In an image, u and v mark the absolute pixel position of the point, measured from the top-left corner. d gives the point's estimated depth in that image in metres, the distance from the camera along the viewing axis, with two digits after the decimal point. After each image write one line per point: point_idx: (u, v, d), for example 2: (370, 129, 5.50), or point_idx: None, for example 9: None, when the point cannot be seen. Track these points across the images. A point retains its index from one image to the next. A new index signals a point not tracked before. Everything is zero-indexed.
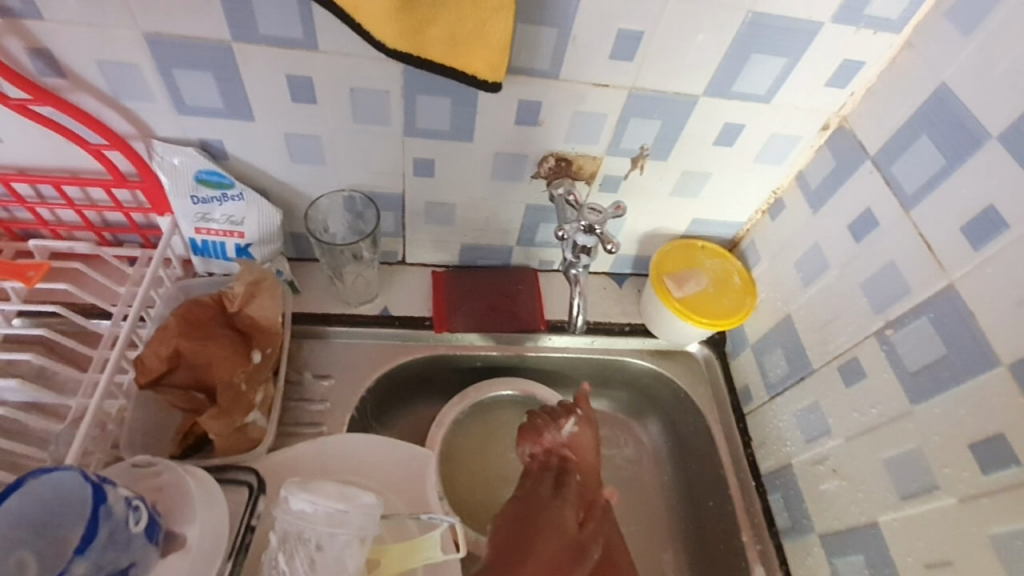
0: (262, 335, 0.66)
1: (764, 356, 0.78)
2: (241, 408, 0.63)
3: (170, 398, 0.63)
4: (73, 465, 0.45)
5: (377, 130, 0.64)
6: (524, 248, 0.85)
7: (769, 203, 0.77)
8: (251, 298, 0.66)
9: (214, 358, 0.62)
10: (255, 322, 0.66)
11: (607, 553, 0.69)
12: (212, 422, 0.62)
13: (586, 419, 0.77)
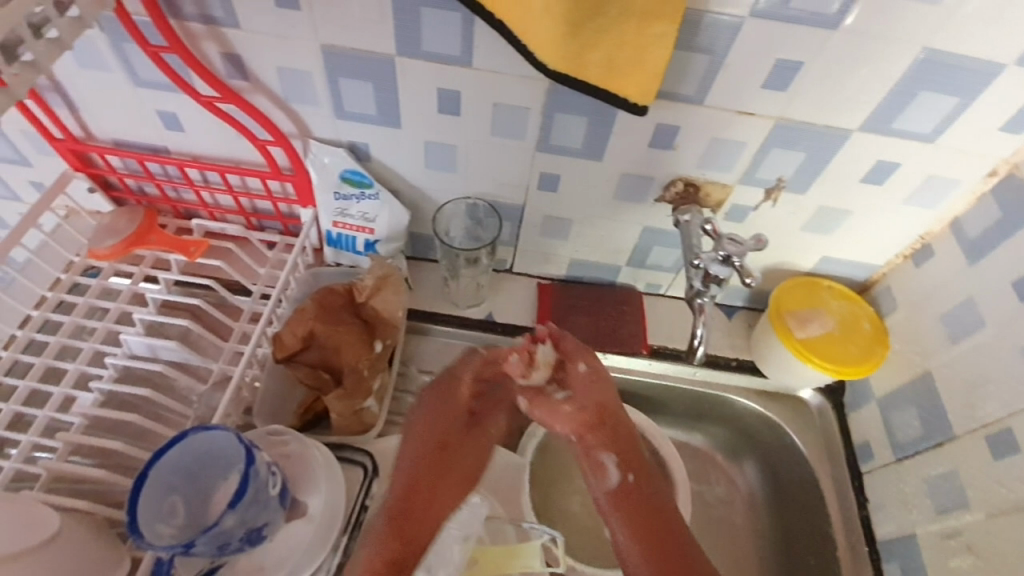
0: (386, 328, 0.71)
1: (892, 413, 0.72)
2: (361, 392, 0.68)
3: (299, 375, 0.67)
4: (224, 425, 0.52)
5: (511, 143, 0.66)
6: (634, 269, 0.84)
7: (913, 248, 0.71)
8: (377, 291, 0.71)
9: (343, 343, 0.68)
10: (380, 315, 0.71)
11: (635, 486, 0.56)
12: (335, 402, 0.67)
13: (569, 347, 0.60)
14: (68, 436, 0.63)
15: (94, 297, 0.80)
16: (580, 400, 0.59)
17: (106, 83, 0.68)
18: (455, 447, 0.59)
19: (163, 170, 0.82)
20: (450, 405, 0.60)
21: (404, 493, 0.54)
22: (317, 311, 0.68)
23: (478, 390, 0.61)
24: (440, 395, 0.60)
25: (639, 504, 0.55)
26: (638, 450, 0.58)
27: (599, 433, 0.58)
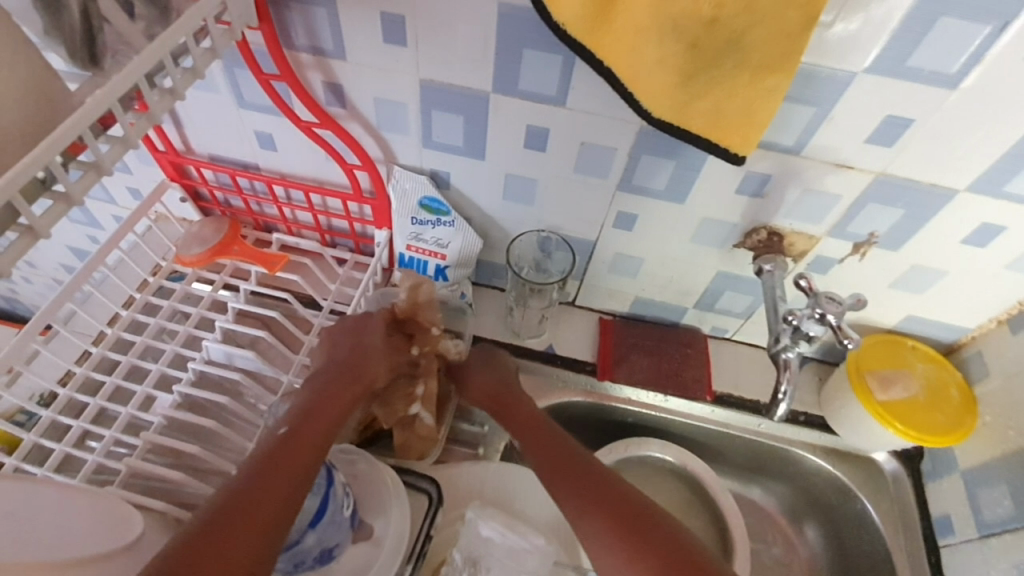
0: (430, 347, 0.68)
1: (978, 489, 0.67)
2: (401, 399, 0.68)
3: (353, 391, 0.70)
4: None
5: (593, 181, 0.67)
6: (701, 311, 0.82)
7: (1010, 314, 0.67)
8: (416, 308, 0.67)
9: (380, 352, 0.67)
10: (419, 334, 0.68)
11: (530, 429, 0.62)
12: (383, 412, 0.68)
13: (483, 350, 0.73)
14: (149, 436, 0.65)
15: (177, 300, 0.83)
16: (484, 376, 0.70)
17: (213, 103, 0.73)
18: (347, 361, 0.61)
19: (252, 185, 0.86)
20: (346, 327, 0.65)
21: (307, 401, 0.56)
22: (343, 325, 0.65)
23: (358, 321, 0.65)
24: (353, 328, 0.65)
25: (537, 431, 0.62)
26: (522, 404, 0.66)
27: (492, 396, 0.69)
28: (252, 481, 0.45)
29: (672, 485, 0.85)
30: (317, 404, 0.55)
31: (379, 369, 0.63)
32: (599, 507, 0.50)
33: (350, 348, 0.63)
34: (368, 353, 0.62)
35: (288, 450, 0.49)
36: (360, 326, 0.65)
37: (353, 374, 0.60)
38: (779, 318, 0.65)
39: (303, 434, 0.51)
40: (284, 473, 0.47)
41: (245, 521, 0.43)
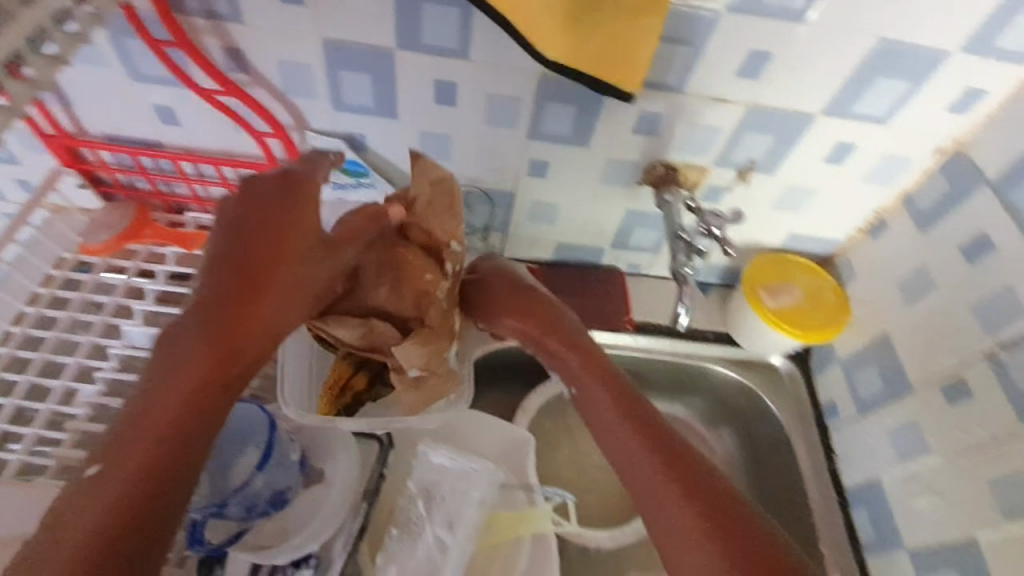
0: (439, 258, 0.62)
1: (855, 374, 0.76)
2: (419, 319, 0.60)
3: (339, 329, 0.58)
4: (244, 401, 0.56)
5: (505, 132, 0.70)
6: (616, 251, 0.89)
7: (870, 223, 0.76)
8: (429, 203, 0.61)
9: (376, 260, 0.59)
10: (426, 241, 0.62)
11: (614, 393, 0.57)
12: (400, 349, 0.58)
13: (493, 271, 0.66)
14: (77, 427, 0.67)
15: (88, 292, 0.80)
16: (514, 305, 0.63)
17: (103, 77, 0.69)
18: (248, 277, 0.47)
19: (156, 164, 0.82)
20: (267, 193, 0.50)
21: (185, 355, 0.45)
22: (267, 191, 0.50)
23: (287, 185, 0.51)
24: (287, 198, 0.50)
25: (620, 399, 0.57)
26: (593, 360, 0.60)
27: (548, 343, 0.61)
28: (109, 474, 0.42)
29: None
30: (207, 328, 0.45)
31: (282, 278, 0.49)
32: (698, 509, 0.49)
33: (245, 239, 0.48)
34: (298, 241, 0.50)
35: (150, 430, 0.43)
36: (272, 203, 0.50)
37: (272, 273, 0.48)
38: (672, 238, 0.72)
39: (169, 411, 0.43)
40: (141, 464, 0.42)
41: (95, 515, 0.40)
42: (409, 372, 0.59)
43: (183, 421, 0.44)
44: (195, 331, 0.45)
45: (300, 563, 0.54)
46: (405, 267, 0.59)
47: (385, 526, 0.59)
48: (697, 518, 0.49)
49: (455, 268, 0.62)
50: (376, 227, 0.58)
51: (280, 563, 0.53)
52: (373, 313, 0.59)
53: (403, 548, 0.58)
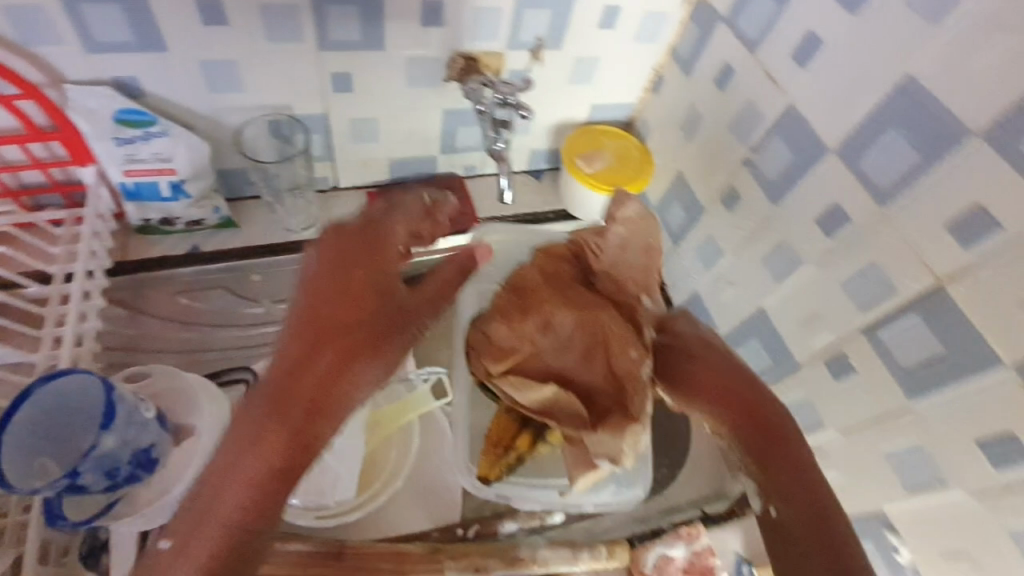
0: (636, 301, 0.62)
1: (666, 212, 0.87)
2: (603, 371, 0.58)
3: (535, 395, 0.58)
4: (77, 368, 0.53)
5: (292, 47, 0.68)
6: (448, 155, 0.92)
7: (652, 80, 0.87)
8: (616, 256, 0.64)
9: (527, 309, 0.60)
10: (620, 282, 0.63)
11: (719, 386, 0.54)
12: (564, 422, 0.56)
13: (648, 313, 0.61)
14: None
15: None
16: (614, 334, 0.58)
17: None
18: (403, 314, 0.51)
19: None
20: (342, 244, 0.52)
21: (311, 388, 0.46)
22: (337, 248, 0.51)
23: (377, 242, 0.52)
24: (359, 254, 0.51)
25: (718, 374, 0.55)
26: (722, 378, 0.54)
27: (632, 347, 0.57)
28: (212, 507, 0.43)
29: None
30: (337, 379, 0.47)
31: (403, 320, 0.50)
32: (757, 450, 0.52)
33: (365, 308, 0.49)
34: (386, 269, 0.51)
35: (258, 469, 0.44)
36: (347, 258, 0.51)
37: (361, 330, 0.48)
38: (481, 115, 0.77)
39: (301, 444, 0.45)
40: (245, 514, 0.43)
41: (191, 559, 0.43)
42: (598, 463, 0.55)
43: (272, 471, 0.44)
44: (301, 380, 0.46)
45: None
46: (547, 305, 0.60)
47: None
48: (774, 489, 0.51)
49: (653, 332, 0.59)
50: (461, 274, 0.56)
51: (169, 519, 0.55)
52: (552, 375, 0.59)
53: None
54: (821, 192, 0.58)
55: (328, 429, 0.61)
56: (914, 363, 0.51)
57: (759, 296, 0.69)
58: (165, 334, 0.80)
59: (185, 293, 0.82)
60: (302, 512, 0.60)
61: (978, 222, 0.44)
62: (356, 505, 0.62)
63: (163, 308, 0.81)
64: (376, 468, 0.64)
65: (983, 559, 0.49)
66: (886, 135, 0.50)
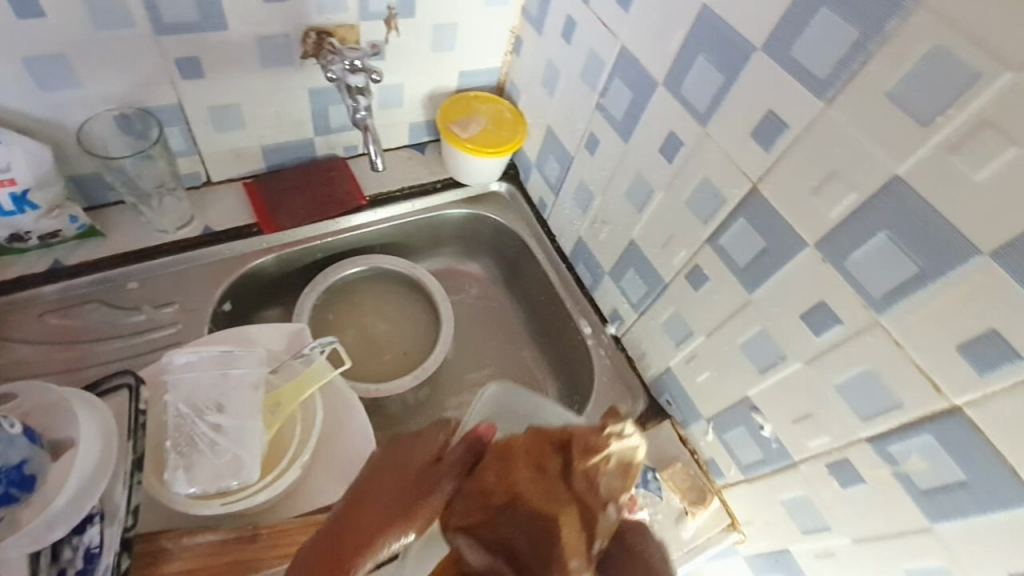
0: (603, 502, 0.34)
1: (544, 167, 0.92)
2: None
3: None
4: None
5: (127, 34, 0.66)
6: (324, 137, 0.91)
7: (512, 43, 0.90)
8: (595, 453, 0.36)
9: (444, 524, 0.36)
10: (595, 442, 0.37)
11: None
12: None
13: (615, 492, 0.36)
14: None
15: None
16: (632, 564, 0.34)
17: None
18: (412, 499, 0.37)
19: None
20: (380, 445, 0.42)
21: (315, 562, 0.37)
22: (377, 445, 0.43)
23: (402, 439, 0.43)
24: (393, 438, 0.43)
25: None
26: None
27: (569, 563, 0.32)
28: None
29: (393, 288, 0.99)
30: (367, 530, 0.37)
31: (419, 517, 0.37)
32: None
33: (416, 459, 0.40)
34: (416, 480, 0.38)
35: None
36: (382, 448, 0.42)
37: (369, 538, 0.37)
38: (336, 83, 0.77)
39: None
40: None
41: None
42: None
43: None
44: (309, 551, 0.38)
45: (84, 526, 0.52)
46: (495, 487, 0.35)
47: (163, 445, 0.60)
48: None
49: (615, 509, 0.35)
50: (472, 464, 0.38)
51: (60, 536, 0.50)
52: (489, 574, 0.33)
53: (192, 457, 0.56)
54: (658, 121, 0.65)
55: (223, 413, 0.58)
56: (746, 259, 0.59)
57: (628, 229, 0.76)
58: (40, 357, 0.74)
59: (53, 312, 0.76)
60: (203, 500, 0.57)
61: (771, 124, 0.52)
62: (262, 485, 0.60)
63: (32, 332, 0.75)
64: (280, 450, 0.63)
65: (821, 415, 0.57)
66: (697, 61, 0.58)
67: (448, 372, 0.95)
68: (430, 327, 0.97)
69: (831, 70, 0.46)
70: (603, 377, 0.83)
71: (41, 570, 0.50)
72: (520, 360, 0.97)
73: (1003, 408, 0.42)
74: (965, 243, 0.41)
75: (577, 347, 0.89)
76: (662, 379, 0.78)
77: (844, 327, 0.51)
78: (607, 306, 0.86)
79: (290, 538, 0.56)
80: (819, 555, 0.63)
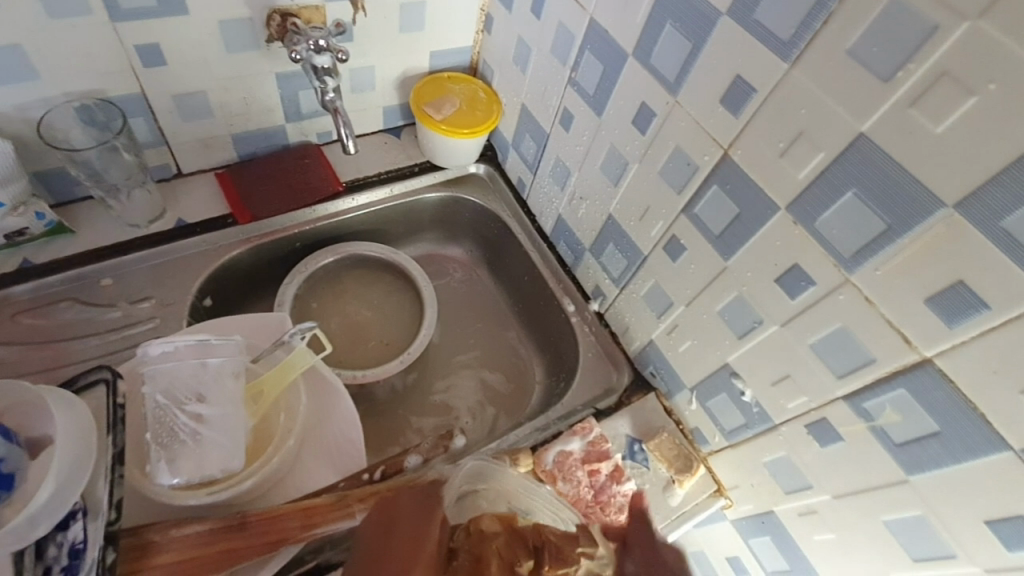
0: None
1: (520, 146, 0.91)
2: None
3: None
4: None
5: (81, 22, 0.64)
6: (296, 124, 0.89)
7: (482, 21, 0.89)
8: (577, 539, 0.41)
9: None
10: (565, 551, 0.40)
11: None
12: None
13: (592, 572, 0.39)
14: None
15: None
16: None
17: None
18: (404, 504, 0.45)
19: None
20: (405, 504, 0.45)
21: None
22: (404, 502, 0.45)
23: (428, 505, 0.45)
24: (420, 503, 0.44)
25: None
26: None
27: None
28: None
29: (376, 274, 0.98)
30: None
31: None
32: None
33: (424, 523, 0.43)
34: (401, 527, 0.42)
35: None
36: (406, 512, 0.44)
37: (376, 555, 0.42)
38: (301, 64, 0.75)
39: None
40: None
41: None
42: None
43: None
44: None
45: (67, 522, 0.51)
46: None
47: (144, 438, 0.60)
48: None
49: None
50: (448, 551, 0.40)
51: (44, 533, 0.49)
52: None
53: (174, 449, 0.56)
54: (629, 93, 0.65)
55: (204, 402, 0.57)
56: (720, 227, 0.59)
57: (606, 203, 0.75)
58: (16, 359, 0.73)
59: (26, 313, 0.75)
60: (186, 492, 0.57)
61: (739, 89, 0.52)
62: (247, 474, 0.59)
63: (5, 333, 0.73)
64: (266, 437, 0.63)
65: (799, 377, 0.58)
66: (665, 29, 0.57)
67: (435, 356, 0.95)
68: (415, 313, 0.96)
69: (794, 31, 0.46)
70: (588, 354, 0.84)
71: (25, 570, 0.49)
72: (506, 341, 0.98)
73: (971, 355, 0.43)
74: (928, 196, 0.42)
75: (562, 325, 0.89)
76: (646, 351, 0.78)
77: (818, 288, 0.52)
78: (589, 282, 0.86)
79: (279, 526, 0.57)
80: (803, 514, 0.65)
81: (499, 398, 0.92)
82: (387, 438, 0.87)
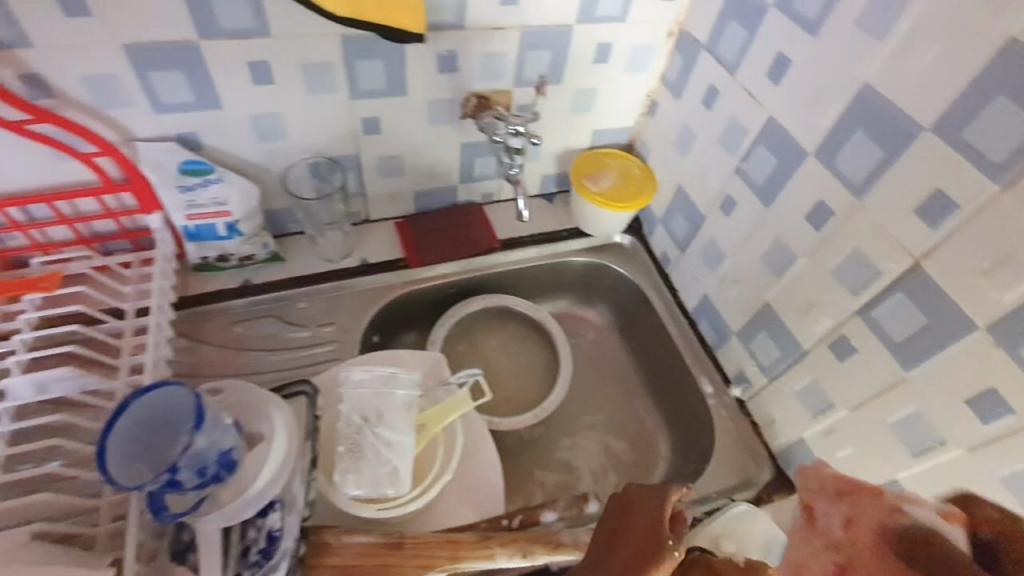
0: None
1: (671, 223, 0.95)
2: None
3: None
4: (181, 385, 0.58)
5: (328, 97, 0.80)
6: (468, 185, 1.01)
7: (647, 106, 0.96)
8: None
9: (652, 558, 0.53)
10: None
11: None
12: None
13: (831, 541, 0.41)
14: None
15: None
16: None
17: None
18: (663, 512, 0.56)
19: None
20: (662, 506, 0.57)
21: None
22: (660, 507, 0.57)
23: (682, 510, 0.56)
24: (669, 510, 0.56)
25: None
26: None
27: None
28: None
29: (516, 326, 1.05)
30: None
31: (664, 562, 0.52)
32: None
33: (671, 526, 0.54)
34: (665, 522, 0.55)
35: None
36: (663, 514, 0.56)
37: None
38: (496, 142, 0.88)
39: None
40: None
41: None
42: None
43: None
44: None
45: (267, 510, 0.60)
46: None
47: (326, 449, 0.69)
48: None
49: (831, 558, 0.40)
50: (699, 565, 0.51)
51: (248, 516, 0.59)
52: None
53: (354, 464, 0.64)
54: (803, 190, 0.67)
55: (381, 428, 0.65)
56: (901, 336, 0.58)
57: (762, 290, 0.76)
58: (222, 359, 0.87)
59: (238, 323, 0.90)
60: (362, 504, 0.65)
61: (936, 203, 0.52)
62: (413, 497, 0.66)
63: (220, 337, 0.88)
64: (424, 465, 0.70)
65: None
66: (854, 136, 0.59)
67: (562, 413, 0.98)
68: (547, 369, 1.02)
69: (1011, 155, 0.46)
70: (726, 439, 0.82)
71: (231, 545, 0.59)
72: (633, 410, 0.99)
73: None
74: None
75: (696, 404, 0.89)
76: (793, 448, 0.77)
77: (1017, 418, 0.50)
78: (731, 365, 0.86)
79: (429, 552, 0.59)
80: None
81: (623, 466, 0.93)
82: (511, 485, 0.91)
